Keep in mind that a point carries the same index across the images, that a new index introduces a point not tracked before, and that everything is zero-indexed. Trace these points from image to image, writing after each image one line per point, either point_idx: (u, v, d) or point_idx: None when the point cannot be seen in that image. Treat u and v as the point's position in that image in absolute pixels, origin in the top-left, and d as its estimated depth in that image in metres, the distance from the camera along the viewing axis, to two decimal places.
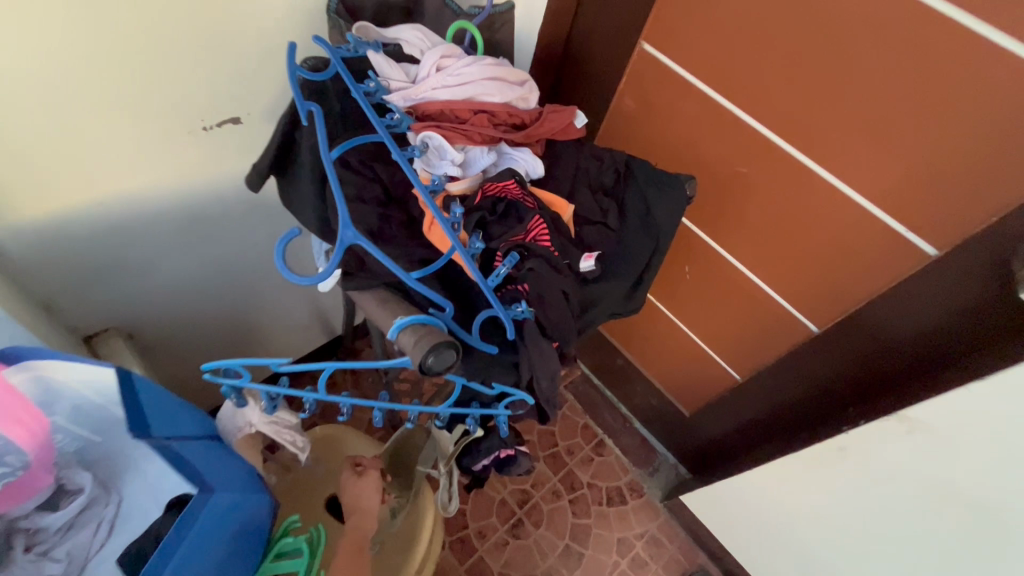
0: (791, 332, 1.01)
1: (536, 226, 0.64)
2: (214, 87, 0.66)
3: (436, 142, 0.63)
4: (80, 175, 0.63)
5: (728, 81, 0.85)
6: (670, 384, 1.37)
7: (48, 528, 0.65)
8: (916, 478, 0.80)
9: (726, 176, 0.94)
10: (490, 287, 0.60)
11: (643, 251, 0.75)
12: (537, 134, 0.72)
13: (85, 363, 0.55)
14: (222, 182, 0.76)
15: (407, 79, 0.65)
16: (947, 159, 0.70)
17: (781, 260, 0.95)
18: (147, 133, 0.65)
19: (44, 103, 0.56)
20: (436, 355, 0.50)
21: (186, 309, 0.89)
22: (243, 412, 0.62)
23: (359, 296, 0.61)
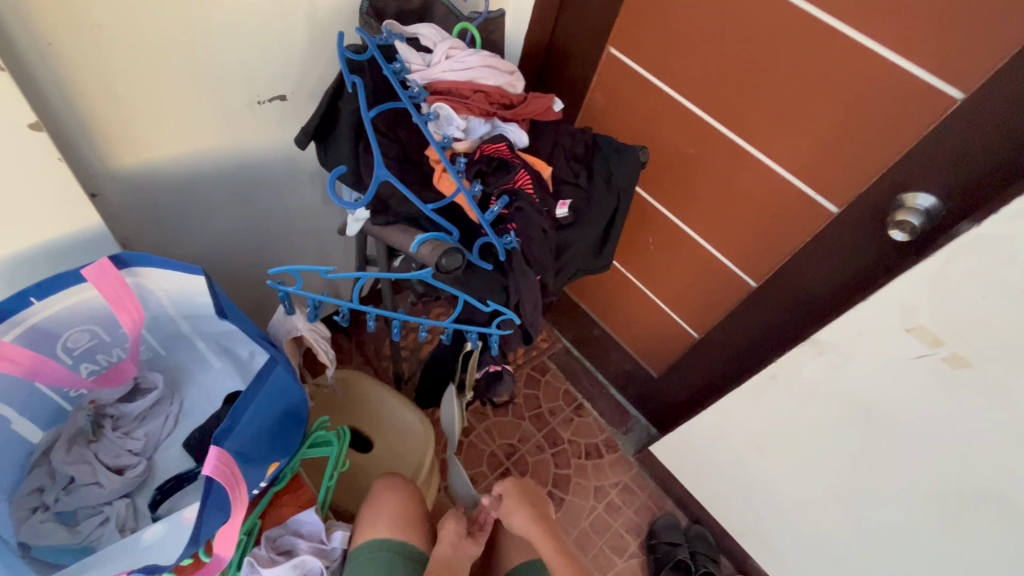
0: (736, 289, 1.20)
1: (522, 178, 0.83)
2: (271, 69, 0.85)
3: (445, 112, 0.81)
4: (161, 134, 0.80)
5: (676, 77, 1.06)
6: (640, 349, 1.55)
7: (128, 416, 0.80)
8: (829, 393, 0.98)
9: (678, 156, 1.14)
10: (486, 220, 0.78)
11: (606, 207, 0.94)
12: (522, 113, 0.91)
13: (179, 270, 0.71)
14: (267, 150, 0.94)
15: (424, 64, 0.84)
16: (839, 134, 0.90)
17: (723, 226, 1.14)
18: (216, 103, 0.83)
19: (151, 73, 0.74)
20: (448, 256, 0.69)
21: (225, 259, 1.05)
22: (290, 319, 0.80)
23: (384, 229, 0.79)
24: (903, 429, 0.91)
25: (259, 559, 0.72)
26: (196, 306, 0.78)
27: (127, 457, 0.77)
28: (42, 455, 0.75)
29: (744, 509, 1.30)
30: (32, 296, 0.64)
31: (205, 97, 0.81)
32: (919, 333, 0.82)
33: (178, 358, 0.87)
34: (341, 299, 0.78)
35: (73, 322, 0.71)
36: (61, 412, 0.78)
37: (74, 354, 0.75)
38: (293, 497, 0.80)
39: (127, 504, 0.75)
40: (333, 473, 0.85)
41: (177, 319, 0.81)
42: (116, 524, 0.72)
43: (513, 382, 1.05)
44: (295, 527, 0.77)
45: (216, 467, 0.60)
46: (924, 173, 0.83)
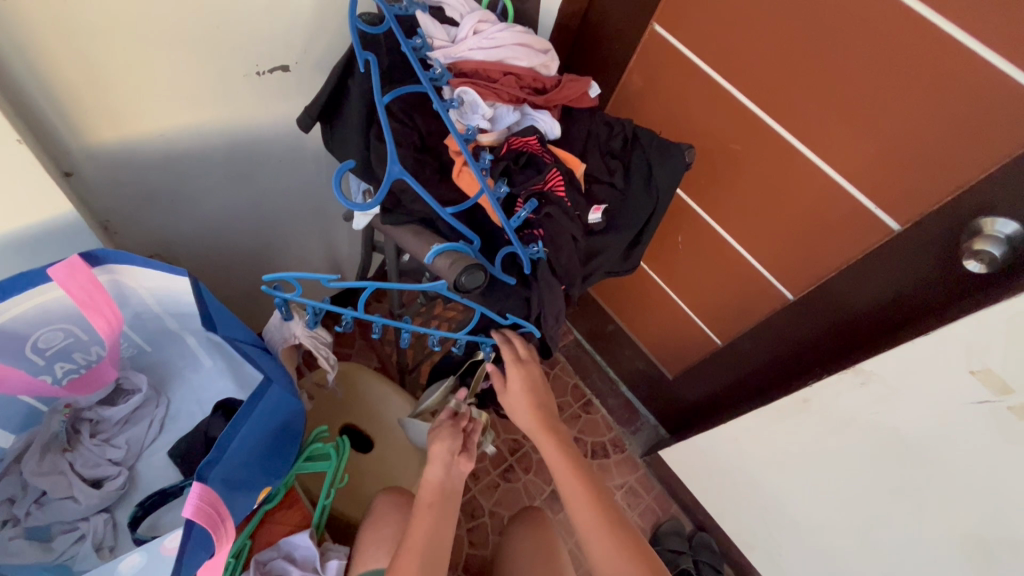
0: (770, 300, 1.11)
1: (553, 178, 0.73)
2: (272, 36, 0.74)
3: (471, 98, 0.71)
4: (144, 107, 0.70)
5: (728, 63, 0.94)
6: (656, 349, 1.47)
7: (109, 420, 0.74)
8: (866, 424, 0.91)
9: (721, 152, 1.03)
10: (512, 228, 0.69)
11: (643, 210, 0.84)
12: (556, 99, 0.80)
13: (163, 269, 0.63)
14: (266, 126, 0.84)
15: (448, 40, 0.73)
16: (914, 144, 0.79)
17: (765, 232, 1.04)
18: (209, 73, 0.72)
19: (128, 36, 0.63)
20: (469, 274, 0.61)
21: (220, 243, 0.96)
22: (288, 326, 0.72)
23: (395, 230, 0.70)
24: (946, 472, 0.84)
25: None
26: (183, 304, 0.70)
27: (108, 466, 0.71)
28: (12, 462, 0.68)
29: (755, 525, 1.26)
30: None
31: (195, 66, 0.70)
32: (985, 376, 0.74)
33: (165, 354, 0.79)
34: (345, 308, 0.68)
35: (42, 323, 0.63)
36: (35, 415, 0.71)
37: (47, 353, 0.67)
38: (287, 514, 0.74)
39: (106, 520, 0.69)
40: (330, 490, 0.79)
41: (163, 316, 0.73)
42: (95, 542, 0.67)
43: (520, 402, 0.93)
44: (288, 550, 0.71)
45: (198, 509, 0.54)
46: (1010, 197, 0.73)
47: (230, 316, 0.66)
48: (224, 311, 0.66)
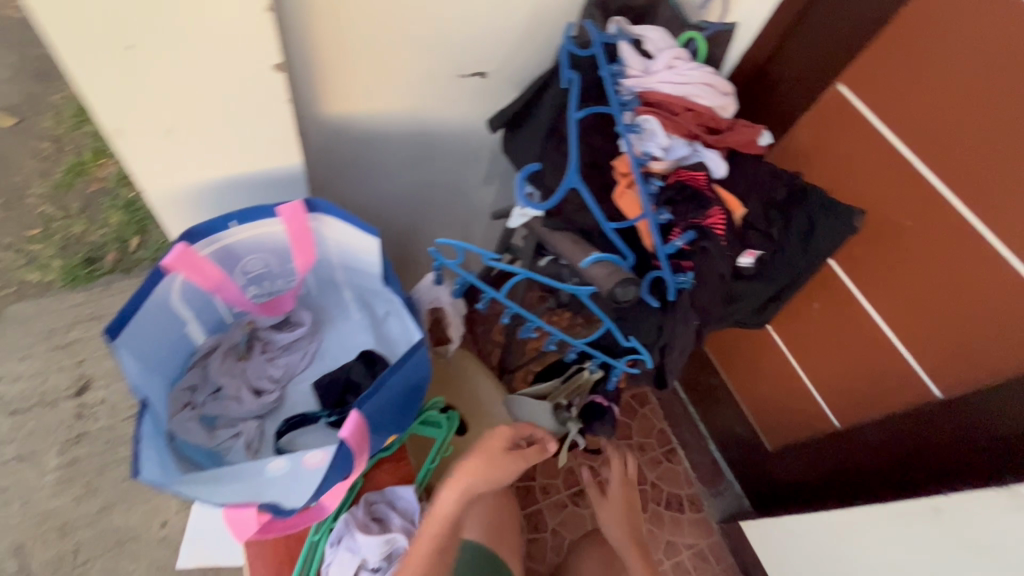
0: (912, 394, 1.01)
1: (715, 215, 0.74)
2: (482, 46, 0.84)
3: (651, 126, 0.74)
4: (366, 90, 0.82)
5: (920, 136, 0.89)
6: (760, 415, 1.39)
7: (276, 344, 0.86)
8: (1008, 559, 0.80)
9: (888, 226, 0.97)
10: (665, 254, 0.72)
11: (793, 267, 0.82)
12: (727, 141, 0.82)
13: (358, 230, 0.74)
14: (450, 122, 0.94)
15: (642, 70, 0.77)
16: None
17: (920, 318, 0.97)
18: (423, 70, 0.83)
19: (372, 31, 0.74)
20: (623, 287, 0.64)
21: (383, 216, 1.08)
22: (435, 289, 0.80)
23: (551, 235, 0.75)
24: None
25: (354, 518, 0.73)
26: (359, 262, 0.82)
27: (268, 380, 0.83)
28: (200, 357, 0.82)
29: None
30: (231, 221, 0.69)
31: (414, 63, 0.81)
32: None
33: (326, 300, 0.91)
34: (489, 286, 0.78)
35: (256, 249, 0.76)
36: (223, 323, 0.85)
37: (249, 275, 0.81)
38: (393, 468, 0.81)
39: (257, 426, 0.81)
40: (435, 455, 0.85)
41: (336, 266, 0.84)
42: (246, 441, 0.79)
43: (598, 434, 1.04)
44: (390, 498, 0.77)
45: (352, 433, 0.62)
46: None
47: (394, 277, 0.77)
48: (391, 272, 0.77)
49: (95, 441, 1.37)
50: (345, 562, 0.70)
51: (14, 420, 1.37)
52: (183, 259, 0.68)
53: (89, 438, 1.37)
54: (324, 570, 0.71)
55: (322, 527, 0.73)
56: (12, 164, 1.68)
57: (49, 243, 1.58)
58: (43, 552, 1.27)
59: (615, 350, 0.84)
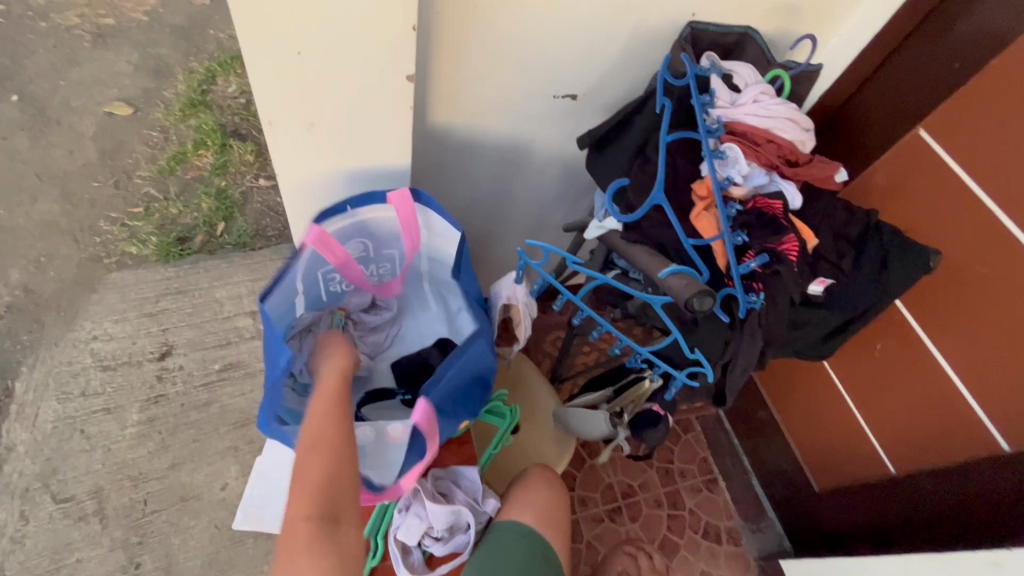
0: (977, 444, 0.99)
1: (788, 242, 0.78)
2: (578, 71, 0.91)
3: (734, 154, 0.79)
4: (469, 102, 0.91)
5: (1001, 184, 0.90)
6: (810, 454, 1.38)
7: (363, 324, 0.95)
8: None
9: (961, 271, 0.97)
10: (738, 273, 0.76)
11: (864, 300, 0.84)
12: (803, 174, 0.86)
13: (454, 227, 0.83)
14: (537, 138, 1.02)
15: (729, 101, 0.83)
16: None
17: (990, 368, 0.95)
18: (522, 88, 0.91)
19: (485, 50, 0.83)
20: (699, 298, 0.69)
21: (463, 219, 1.17)
22: (515, 287, 0.86)
23: (629, 247, 0.80)
24: None
25: (422, 488, 0.78)
26: (447, 257, 0.90)
27: (358, 355, 0.92)
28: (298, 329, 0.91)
29: None
30: (349, 204, 0.79)
31: (515, 81, 0.90)
32: None
33: (407, 289, 0.99)
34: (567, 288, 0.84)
35: (364, 232, 0.86)
36: (320, 301, 0.94)
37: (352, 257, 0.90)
38: (456, 450, 0.87)
39: None
40: (496, 444, 0.91)
41: (422, 256, 0.94)
42: None
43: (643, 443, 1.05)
44: (455, 477, 0.83)
45: (422, 419, 0.68)
46: None
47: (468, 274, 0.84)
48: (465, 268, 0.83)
49: (173, 403, 1.44)
50: (413, 527, 0.75)
51: (105, 376, 1.45)
52: (318, 238, 0.77)
53: (167, 400, 1.44)
54: (391, 533, 0.76)
55: None
56: (125, 147, 1.81)
57: (148, 220, 1.69)
58: (117, 501, 1.32)
59: (678, 362, 0.87)
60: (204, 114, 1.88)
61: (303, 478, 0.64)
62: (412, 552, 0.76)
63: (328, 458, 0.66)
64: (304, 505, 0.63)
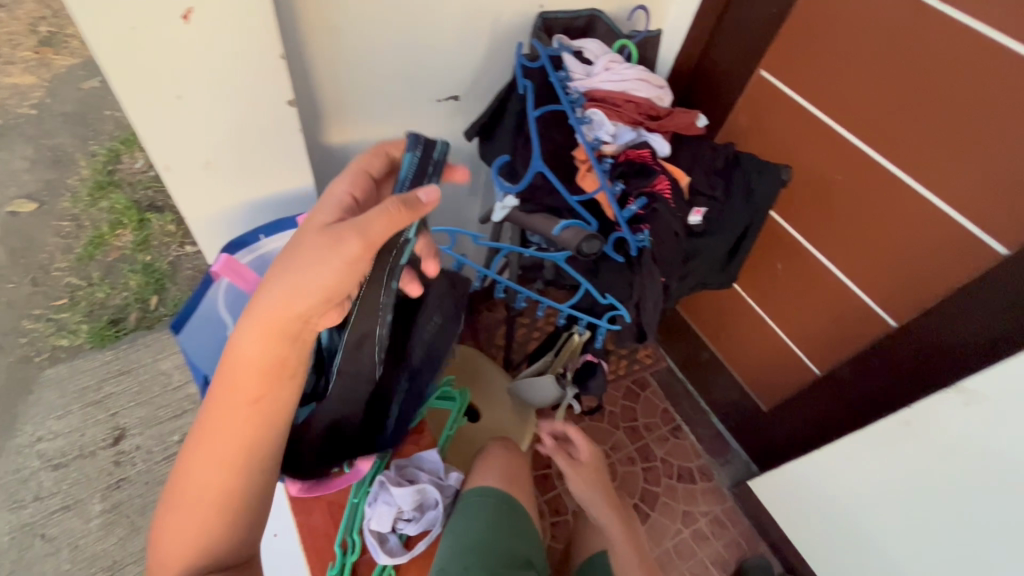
0: (872, 327, 1.12)
1: (660, 184, 0.89)
2: (452, 72, 1.00)
3: (598, 117, 0.90)
4: (358, 119, 0.98)
5: (830, 100, 1.04)
6: (751, 378, 1.49)
7: None
8: (967, 453, 0.89)
9: (821, 181, 1.11)
10: (624, 217, 0.86)
11: (739, 219, 0.96)
12: (667, 125, 0.97)
13: None
14: (432, 140, 1.09)
15: (585, 74, 0.94)
16: (1009, 169, 0.84)
17: (864, 258, 1.09)
18: (405, 98, 0.99)
19: (360, 68, 0.91)
20: (587, 241, 0.79)
21: None
22: None
23: (529, 217, 0.89)
24: None
25: (388, 478, 0.83)
26: None
27: None
28: None
29: (850, 566, 1.19)
30: (261, 234, 0.84)
31: (396, 92, 0.97)
32: None
33: None
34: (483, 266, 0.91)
35: None
36: None
37: None
38: (416, 438, 0.92)
39: None
40: (454, 425, 0.96)
41: None
42: None
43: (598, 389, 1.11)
44: (418, 463, 0.88)
45: None
46: None
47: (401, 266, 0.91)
48: None
49: (136, 483, 1.41)
50: (383, 515, 0.79)
51: (58, 474, 1.40)
52: (228, 266, 0.79)
53: (129, 482, 1.41)
54: (365, 526, 0.80)
55: (360, 489, 0.83)
56: (36, 243, 1.77)
57: (75, 309, 1.65)
58: None
59: (597, 309, 0.96)
60: (115, 194, 1.86)
61: (197, 480, 0.59)
62: (389, 539, 0.80)
63: (243, 470, 0.60)
64: (205, 506, 0.59)
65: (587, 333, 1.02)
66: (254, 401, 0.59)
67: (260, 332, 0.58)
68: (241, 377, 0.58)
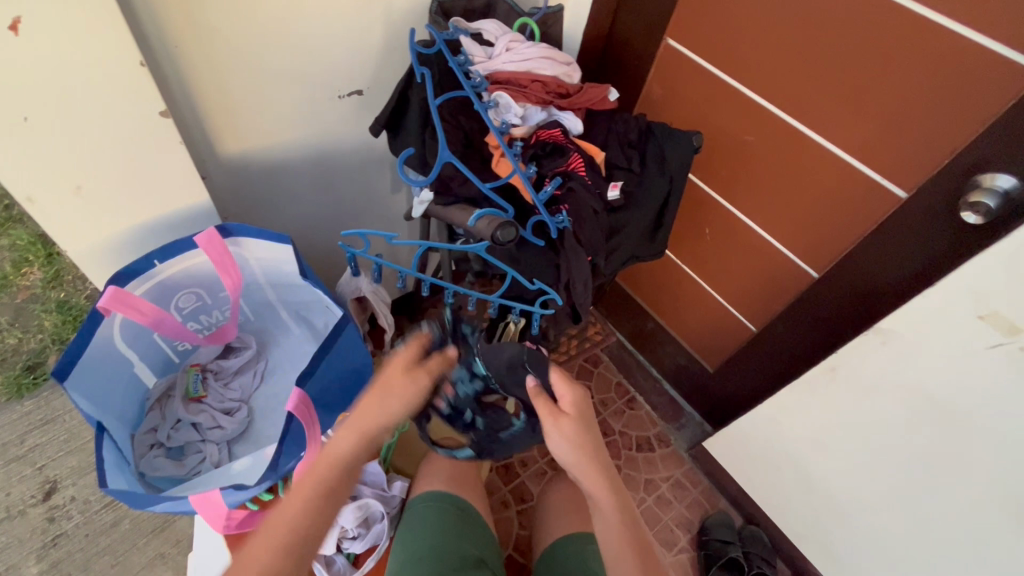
0: (798, 279, 1.16)
1: (574, 162, 0.89)
2: (349, 65, 0.94)
3: (505, 100, 0.87)
4: (254, 124, 0.91)
5: (733, 63, 1.06)
6: (696, 342, 1.52)
7: (227, 370, 0.93)
8: (890, 389, 0.94)
9: (735, 144, 1.13)
10: (540, 200, 0.84)
11: (658, 191, 0.96)
12: (578, 101, 0.96)
13: (274, 244, 0.83)
14: (341, 139, 1.04)
15: (486, 56, 0.92)
16: (899, 114, 0.87)
17: (782, 214, 1.11)
18: (302, 97, 0.93)
19: (245, 69, 0.84)
20: (502, 229, 0.76)
21: (304, 236, 1.17)
22: (356, 280, 0.92)
23: (445, 209, 0.86)
24: (973, 427, 0.85)
25: (328, 499, 0.81)
26: (282, 274, 0.89)
27: (229, 403, 0.90)
28: (155, 401, 0.88)
29: (802, 510, 1.24)
30: (155, 259, 0.77)
31: (292, 91, 0.91)
32: (994, 320, 0.76)
33: (264, 323, 0.99)
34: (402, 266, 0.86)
35: (182, 283, 0.84)
36: (170, 363, 0.91)
37: (184, 311, 0.89)
38: None
39: (219, 448, 0.87)
40: (394, 433, 0.93)
41: (265, 286, 0.92)
42: (213, 462, 0.85)
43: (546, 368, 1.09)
44: (360, 477, 0.87)
45: (295, 406, 0.68)
46: (1000, 153, 0.78)
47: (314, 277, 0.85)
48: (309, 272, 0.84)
49: (76, 538, 1.25)
50: (326, 538, 0.78)
51: None
52: (117, 299, 0.73)
53: (67, 538, 1.25)
54: (310, 550, 0.79)
55: (301, 514, 0.80)
56: None
57: None
58: None
59: (528, 295, 0.94)
60: (14, 228, 1.67)
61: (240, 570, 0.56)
62: (336, 559, 0.80)
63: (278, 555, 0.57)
64: None
65: (522, 322, 1.00)
66: (320, 494, 0.61)
67: (400, 409, 0.66)
68: (326, 468, 0.63)
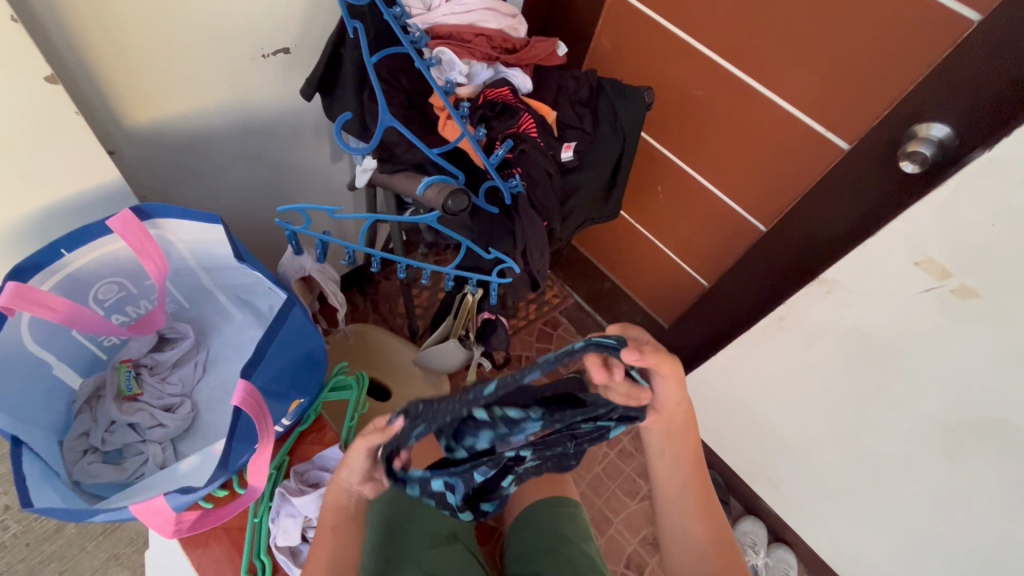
0: (747, 233, 1.18)
1: (525, 123, 0.85)
2: (271, 20, 0.85)
3: (448, 57, 0.82)
4: (164, 89, 0.81)
5: (682, 15, 1.03)
6: (651, 299, 1.55)
7: (164, 364, 0.86)
8: (833, 334, 0.98)
9: (686, 100, 1.11)
10: (492, 164, 0.79)
11: (611, 150, 0.94)
12: (526, 58, 0.91)
13: (202, 224, 0.75)
14: (269, 103, 0.95)
15: (424, 8, 0.86)
16: (843, 66, 0.87)
17: (732, 169, 1.12)
18: (220, 58, 0.83)
19: (148, 26, 0.74)
20: (454, 199, 0.72)
21: (238, 211, 1.08)
22: (298, 259, 0.86)
23: (392, 177, 0.81)
24: (907, 364, 0.91)
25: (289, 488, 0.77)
26: (214, 257, 0.82)
27: (170, 398, 0.84)
28: (83, 404, 0.80)
29: (752, 450, 1.32)
30: (62, 249, 0.68)
31: (206, 50, 0.81)
32: (928, 265, 0.80)
33: (202, 309, 0.92)
34: (346, 241, 0.79)
35: (100, 273, 0.76)
36: (97, 359, 0.84)
37: (106, 304, 0.81)
38: (316, 437, 0.84)
39: (163, 448, 0.81)
40: (354, 415, 0.89)
41: (198, 271, 0.85)
42: (158, 463, 0.79)
43: (507, 336, 1.07)
44: (321, 463, 0.81)
45: (244, 400, 0.63)
46: (937, 102, 0.79)
47: (256, 261, 0.78)
48: (247, 252, 0.77)
49: (15, 549, 1.16)
50: (289, 528, 0.74)
51: None
52: (20, 294, 0.64)
53: (3, 550, 1.15)
54: (273, 543, 0.74)
55: (260, 506, 0.75)
56: None
57: None
58: None
59: (483, 263, 0.91)
60: None
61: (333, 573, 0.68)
62: (303, 549, 0.76)
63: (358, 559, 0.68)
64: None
65: (480, 291, 0.96)
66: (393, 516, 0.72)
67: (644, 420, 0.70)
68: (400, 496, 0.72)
